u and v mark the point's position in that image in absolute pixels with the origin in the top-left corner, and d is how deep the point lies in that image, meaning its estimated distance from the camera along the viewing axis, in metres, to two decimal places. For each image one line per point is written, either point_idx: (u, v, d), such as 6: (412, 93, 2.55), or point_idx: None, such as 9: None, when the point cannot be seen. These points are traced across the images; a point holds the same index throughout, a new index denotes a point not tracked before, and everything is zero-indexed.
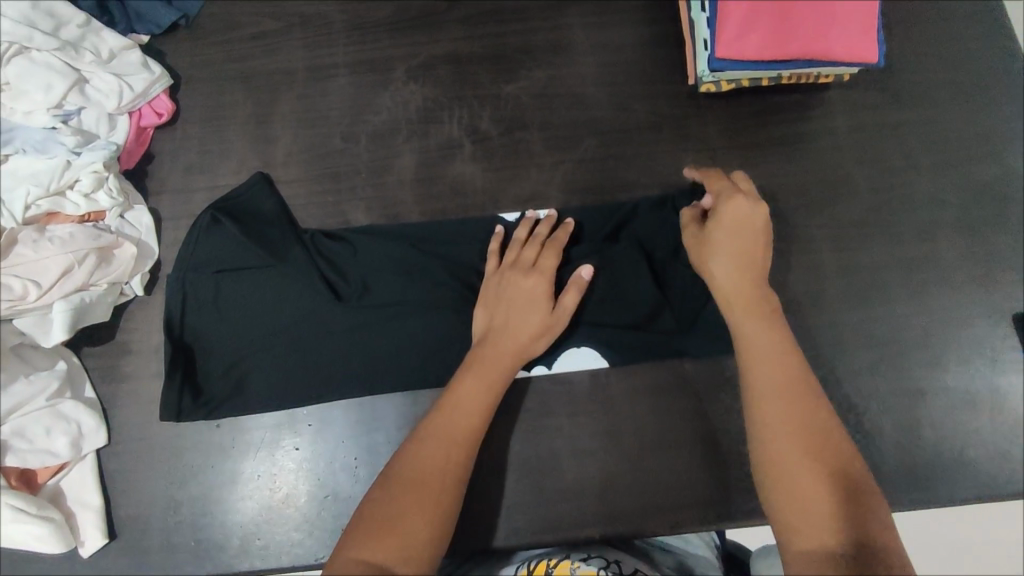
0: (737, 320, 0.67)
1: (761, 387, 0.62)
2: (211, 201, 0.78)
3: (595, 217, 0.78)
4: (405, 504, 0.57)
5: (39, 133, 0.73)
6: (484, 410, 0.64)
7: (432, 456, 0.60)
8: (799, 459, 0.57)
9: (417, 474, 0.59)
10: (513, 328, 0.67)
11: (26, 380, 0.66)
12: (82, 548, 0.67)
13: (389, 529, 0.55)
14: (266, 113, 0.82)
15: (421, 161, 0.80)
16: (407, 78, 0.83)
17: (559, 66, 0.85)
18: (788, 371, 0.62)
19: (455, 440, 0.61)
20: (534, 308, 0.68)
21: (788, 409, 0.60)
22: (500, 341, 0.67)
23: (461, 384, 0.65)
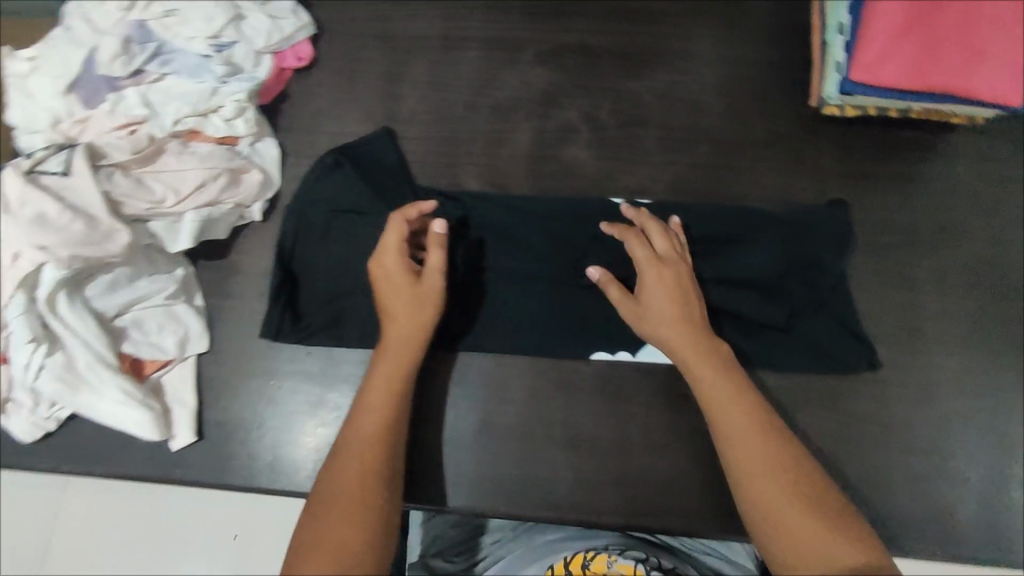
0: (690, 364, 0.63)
1: (713, 402, 0.60)
2: (335, 146, 0.83)
3: (696, 219, 0.79)
4: (323, 515, 0.56)
5: (194, 58, 0.79)
6: (394, 422, 0.63)
7: (366, 474, 0.59)
8: (773, 466, 0.55)
9: (336, 490, 0.57)
10: (400, 326, 0.67)
11: (149, 279, 0.72)
12: (172, 442, 0.71)
13: (333, 533, 0.54)
14: (398, 72, 0.86)
15: (537, 140, 0.83)
16: (534, 60, 0.87)
17: (681, 70, 0.86)
18: (748, 415, 0.59)
19: (352, 441, 0.61)
20: (411, 299, 0.67)
21: (756, 415, 0.59)
22: (396, 345, 0.66)
23: (366, 396, 0.64)
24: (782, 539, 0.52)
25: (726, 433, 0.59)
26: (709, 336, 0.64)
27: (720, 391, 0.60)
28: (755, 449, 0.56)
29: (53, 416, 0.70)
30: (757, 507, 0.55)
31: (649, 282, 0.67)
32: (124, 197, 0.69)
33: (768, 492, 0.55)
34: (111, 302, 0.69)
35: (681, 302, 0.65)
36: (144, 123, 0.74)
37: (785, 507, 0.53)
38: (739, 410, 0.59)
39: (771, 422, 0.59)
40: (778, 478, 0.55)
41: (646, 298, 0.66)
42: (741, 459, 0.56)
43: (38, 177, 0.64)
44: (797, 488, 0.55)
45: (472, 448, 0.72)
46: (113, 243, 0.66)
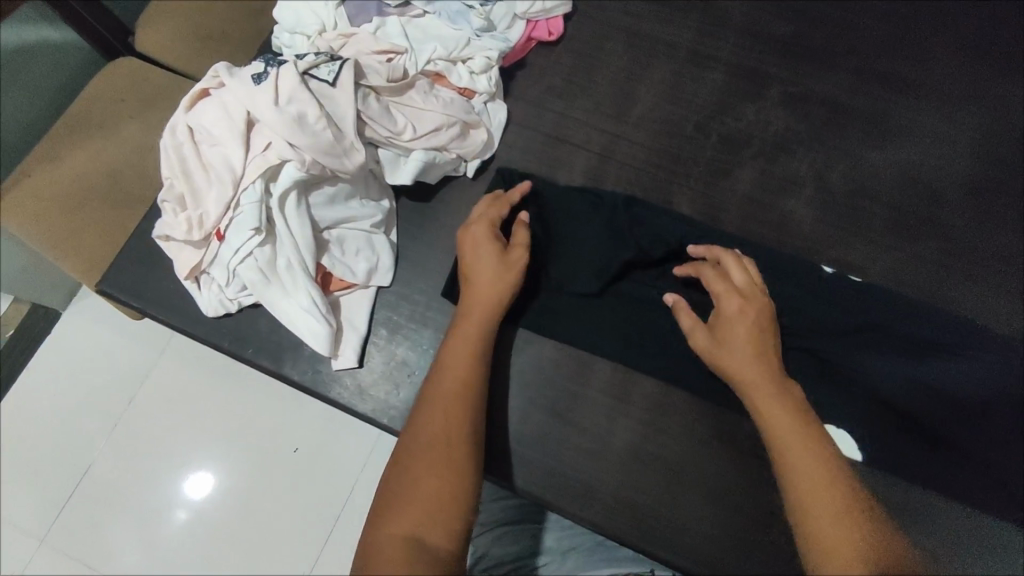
0: (760, 394, 0.61)
1: (776, 435, 0.58)
2: (558, 127, 0.82)
3: (922, 316, 0.72)
4: (430, 468, 0.54)
5: (458, 6, 0.80)
6: (469, 401, 0.60)
7: (423, 432, 0.57)
8: (829, 509, 0.52)
9: (431, 437, 0.57)
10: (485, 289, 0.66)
11: (360, 202, 0.73)
12: (334, 361, 0.72)
13: (409, 499, 0.52)
14: (638, 73, 0.84)
15: (759, 182, 0.80)
16: (778, 100, 0.83)
17: (934, 155, 0.80)
18: (814, 445, 0.57)
19: (452, 417, 0.58)
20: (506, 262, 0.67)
21: (796, 443, 0.57)
22: (478, 306, 0.65)
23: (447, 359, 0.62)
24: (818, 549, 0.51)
25: (787, 469, 0.56)
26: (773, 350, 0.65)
27: (751, 371, 0.62)
28: (807, 468, 0.55)
29: (238, 300, 0.73)
30: (803, 523, 0.53)
31: (724, 321, 0.66)
32: (370, 119, 0.70)
33: (814, 486, 0.54)
34: (325, 215, 0.71)
35: (760, 337, 0.64)
36: (403, 54, 0.75)
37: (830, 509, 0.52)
38: (802, 438, 0.57)
39: (807, 423, 0.59)
40: (816, 500, 0.53)
41: (731, 335, 0.64)
42: (787, 446, 0.57)
43: (307, 79, 0.67)
44: (831, 484, 0.54)
45: (616, 469, 0.69)
46: (349, 160, 0.68)
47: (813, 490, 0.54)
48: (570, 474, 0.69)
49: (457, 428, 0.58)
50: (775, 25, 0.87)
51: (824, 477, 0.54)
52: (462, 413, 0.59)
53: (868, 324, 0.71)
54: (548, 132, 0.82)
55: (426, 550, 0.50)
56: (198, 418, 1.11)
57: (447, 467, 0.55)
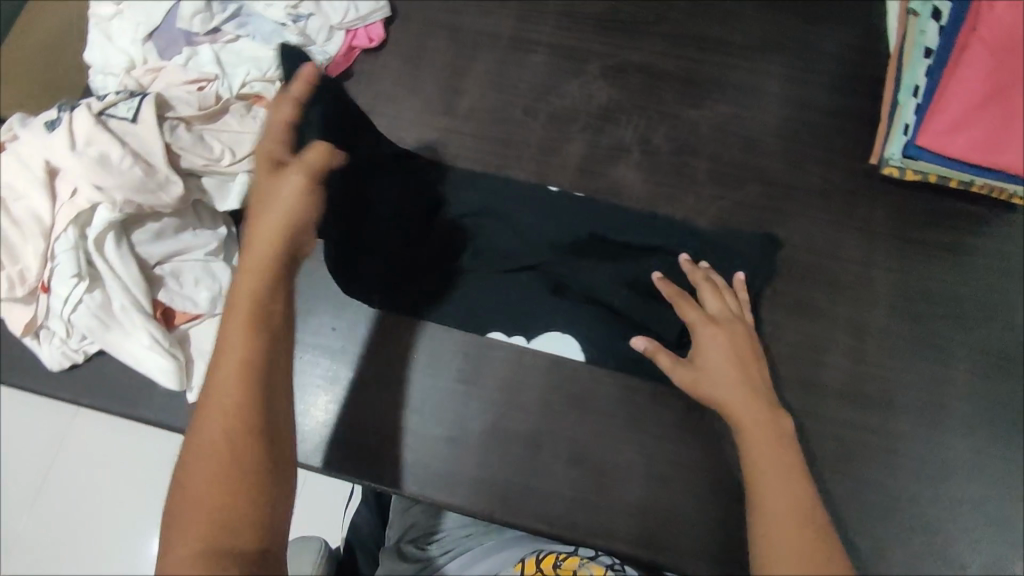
0: (744, 424, 0.62)
1: (759, 463, 0.59)
2: (390, 130, 0.84)
3: (738, 260, 0.78)
4: (209, 464, 0.51)
5: (270, 25, 0.81)
6: (243, 383, 0.55)
7: (207, 421, 0.53)
8: (796, 541, 0.53)
9: (207, 435, 0.53)
10: (263, 247, 0.60)
11: (193, 233, 0.74)
12: (188, 393, 0.73)
13: (188, 499, 0.50)
14: (462, 66, 0.87)
15: (589, 154, 0.83)
16: (598, 74, 0.86)
17: (745, 107, 0.85)
18: (791, 470, 0.58)
19: (227, 401, 0.54)
20: (299, 201, 0.62)
21: (780, 473, 0.58)
22: (242, 292, 0.59)
23: (227, 337, 0.57)
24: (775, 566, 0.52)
25: (764, 501, 0.56)
26: (750, 376, 0.66)
27: (738, 398, 0.64)
28: (781, 499, 0.56)
29: (81, 350, 0.72)
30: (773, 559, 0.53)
31: (711, 351, 0.67)
32: (182, 149, 0.70)
33: (786, 507, 0.55)
34: (154, 250, 0.71)
35: (743, 366, 0.66)
36: (214, 81, 0.76)
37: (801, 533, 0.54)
38: (782, 465, 0.58)
39: (786, 451, 0.60)
40: (788, 536, 0.53)
41: (709, 360, 0.67)
42: (768, 471, 0.58)
43: (105, 119, 0.66)
44: (807, 510, 0.55)
45: (478, 451, 0.71)
46: (166, 194, 0.68)
47: (783, 522, 0.54)
48: (433, 465, 0.71)
49: (234, 405, 0.54)
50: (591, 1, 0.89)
51: (798, 505, 0.55)
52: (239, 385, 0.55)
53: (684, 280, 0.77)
54: (381, 137, 0.84)
55: (222, 552, 0.48)
56: (126, 475, 1.00)
57: (245, 455, 0.52)
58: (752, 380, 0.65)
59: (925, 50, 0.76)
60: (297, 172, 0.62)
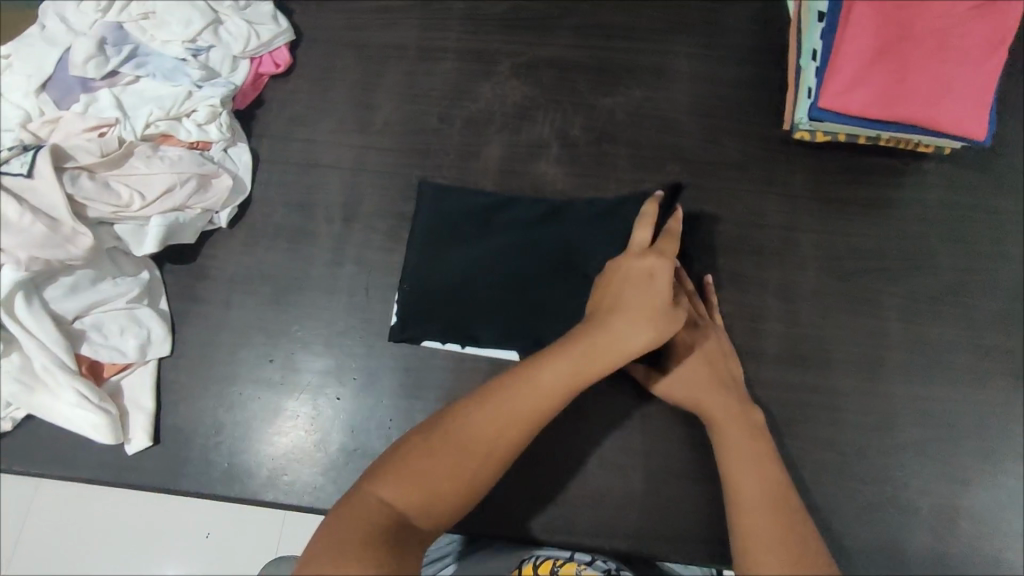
0: (717, 416, 0.64)
1: (733, 447, 0.61)
2: (308, 154, 0.83)
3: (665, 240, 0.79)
4: (438, 461, 0.52)
5: (170, 62, 0.79)
6: (573, 386, 0.57)
7: (487, 416, 0.54)
8: (773, 516, 0.55)
9: (472, 441, 0.53)
10: (633, 316, 0.61)
11: (113, 282, 0.72)
12: (127, 445, 0.71)
13: (418, 470, 0.51)
14: (373, 81, 0.86)
15: (509, 154, 0.83)
16: (510, 73, 0.86)
17: (658, 88, 0.86)
18: (761, 453, 0.60)
19: (513, 430, 0.54)
20: (649, 306, 0.62)
21: (752, 455, 0.60)
22: (609, 337, 0.59)
23: (540, 370, 0.56)
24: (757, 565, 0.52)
25: (737, 481, 0.58)
26: (726, 383, 0.67)
27: (712, 404, 0.65)
28: (753, 477, 0.58)
29: (7, 417, 0.70)
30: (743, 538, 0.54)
31: (687, 354, 0.69)
32: (87, 198, 0.69)
33: (764, 508, 0.56)
34: (71, 304, 0.70)
35: (715, 368, 0.68)
36: (116, 125, 0.75)
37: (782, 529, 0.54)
38: (752, 447, 0.61)
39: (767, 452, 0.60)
40: (760, 515, 0.55)
41: (682, 363, 0.69)
42: (738, 456, 0.60)
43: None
44: (788, 509, 0.56)
45: None
46: (75, 246, 0.67)
47: (754, 498, 0.56)
48: None
49: (510, 436, 0.54)
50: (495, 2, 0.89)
51: (774, 485, 0.58)
52: (530, 425, 0.55)
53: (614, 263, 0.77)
54: (299, 161, 0.83)
55: (404, 525, 0.49)
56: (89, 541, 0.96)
57: (476, 468, 0.53)
58: (727, 387, 0.67)
59: (816, 13, 0.78)
60: (651, 255, 0.65)
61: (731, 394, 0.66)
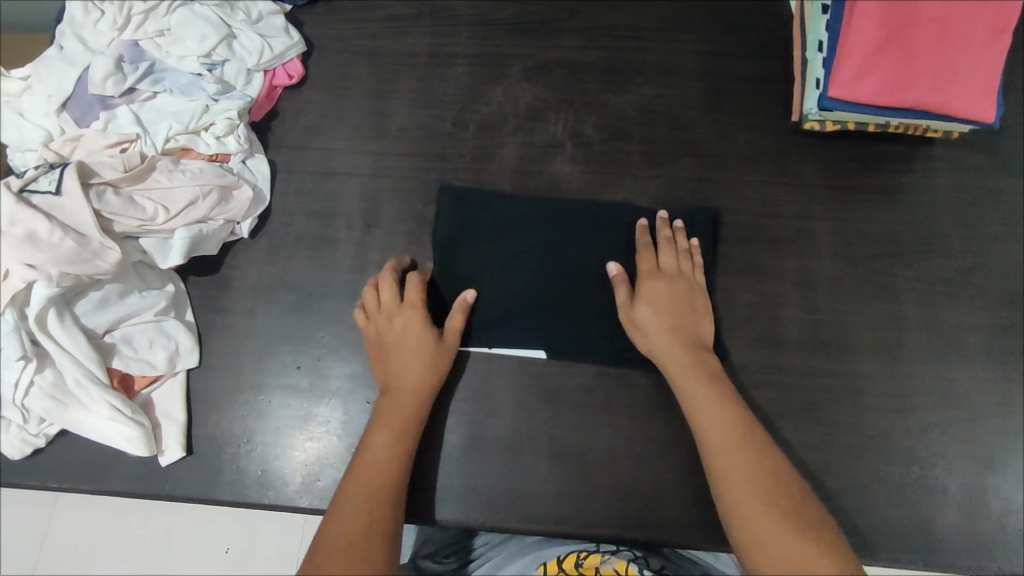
0: (682, 379, 0.68)
1: (699, 413, 0.66)
2: (324, 163, 0.84)
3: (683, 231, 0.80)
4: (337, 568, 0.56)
5: (186, 77, 0.81)
6: (404, 449, 0.67)
7: (369, 459, 0.65)
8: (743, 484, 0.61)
9: (350, 540, 0.59)
10: (414, 364, 0.70)
11: (139, 295, 0.73)
12: (161, 457, 0.72)
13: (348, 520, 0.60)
14: (386, 90, 0.88)
15: (523, 155, 0.84)
16: (521, 75, 0.88)
17: (666, 85, 0.87)
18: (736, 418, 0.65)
19: (366, 518, 0.61)
20: (425, 350, 0.71)
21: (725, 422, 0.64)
22: (405, 371, 0.70)
23: (383, 405, 0.69)
24: (754, 538, 0.58)
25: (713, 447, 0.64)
26: (671, 323, 0.71)
27: (681, 376, 0.69)
28: (730, 448, 0.63)
29: (41, 433, 0.70)
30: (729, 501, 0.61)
31: (659, 303, 0.72)
32: (113, 214, 0.70)
33: (735, 476, 0.61)
34: (101, 318, 0.71)
35: (681, 322, 0.72)
36: (136, 141, 0.76)
37: (756, 500, 0.60)
38: (720, 410, 0.65)
39: (732, 423, 0.64)
40: (739, 483, 0.61)
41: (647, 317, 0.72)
42: (704, 423, 0.65)
43: (28, 195, 0.66)
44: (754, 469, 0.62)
45: (460, 461, 0.73)
46: (103, 260, 0.68)
47: (729, 465, 0.62)
48: (420, 483, 0.72)
49: (377, 525, 0.60)
50: (502, 7, 0.91)
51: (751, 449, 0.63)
52: (383, 513, 0.62)
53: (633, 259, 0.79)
54: (316, 171, 0.84)
55: None
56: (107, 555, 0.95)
57: (365, 568, 0.57)
58: (682, 329, 0.71)
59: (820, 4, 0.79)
60: (406, 306, 0.73)
61: (675, 343, 0.70)
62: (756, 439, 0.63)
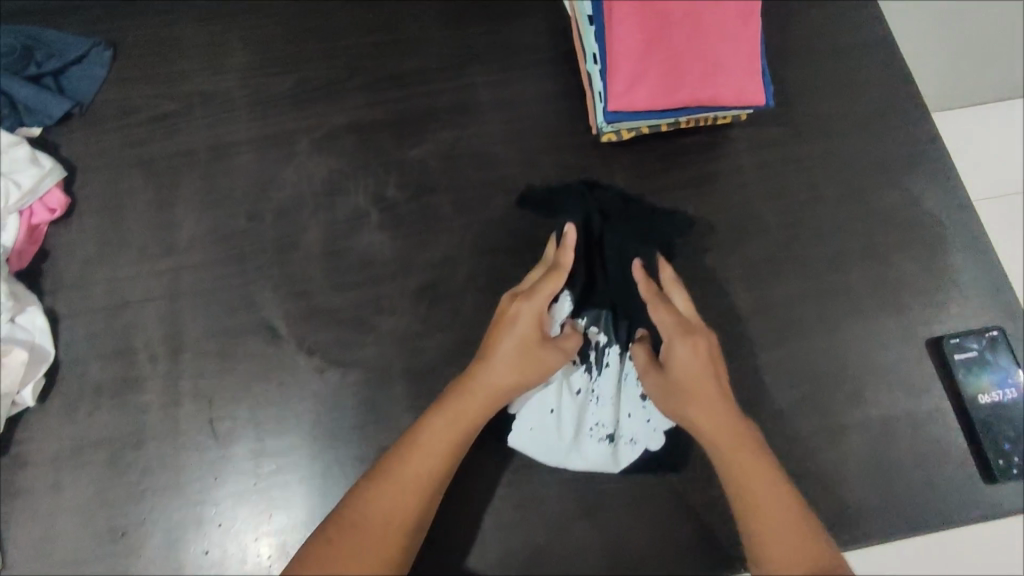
0: (711, 433, 0.66)
1: (716, 439, 0.66)
2: (111, 296, 0.76)
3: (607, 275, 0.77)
4: (344, 547, 0.59)
5: None
6: (462, 435, 0.65)
7: (386, 500, 0.61)
8: (767, 504, 0.62)
9: (376, 513, 0.60)
10: (498, 372, 0.67)
11: None
12: None
13: (352, 564, 0.58)
14: (167, 197, 0.80)
15: (328, 234, 0.78)
16: (310, 149, 0.82)
17: (464, 124, 0.84)
18: (753, 442, 0.65)
19: (407, 495, 0.62)
20: (515, 339, 0.68)
21: (745, 446, 0.65)
22: (449, 413, 0.65)
23: (437, 426, 0.65)
24: (771, 546, 0.60)
25: (734, 469, 0.64)
26: (722, 381, 0.69)
27: (714, 427, 0.66)
28: (751, 469, 0.63)
29: None
30: (754, 523, 0.62)
31: (682, 372, 0.69)
32: None
33: (759, 497, 0.62)
34: None
35: (706, 369, 0.68)
36: None
37: (790, 530, 0.60)
38: (739, 441, 0.65)
39: (757, 449, 0.65)
40: (760, 498, 0.62)
41: (672, 364, 0.69)
42: (728, 457, 0.64)
43: None
44: (779, 488, 0.62)
45: None
46: None
47: (755, 486, 0.63)
48: None
49: (420, 512, 0.62)
50: (276, 79, 0.84)
51: (769, 470, 0.64)
52: (429, 496, 0.63)
53: (455, 321, 0.75)
54: (104, 306, 0.75)
55: None
56: None
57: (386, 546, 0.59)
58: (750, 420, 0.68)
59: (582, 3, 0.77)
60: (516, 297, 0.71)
61: (726, 412, 0.66)
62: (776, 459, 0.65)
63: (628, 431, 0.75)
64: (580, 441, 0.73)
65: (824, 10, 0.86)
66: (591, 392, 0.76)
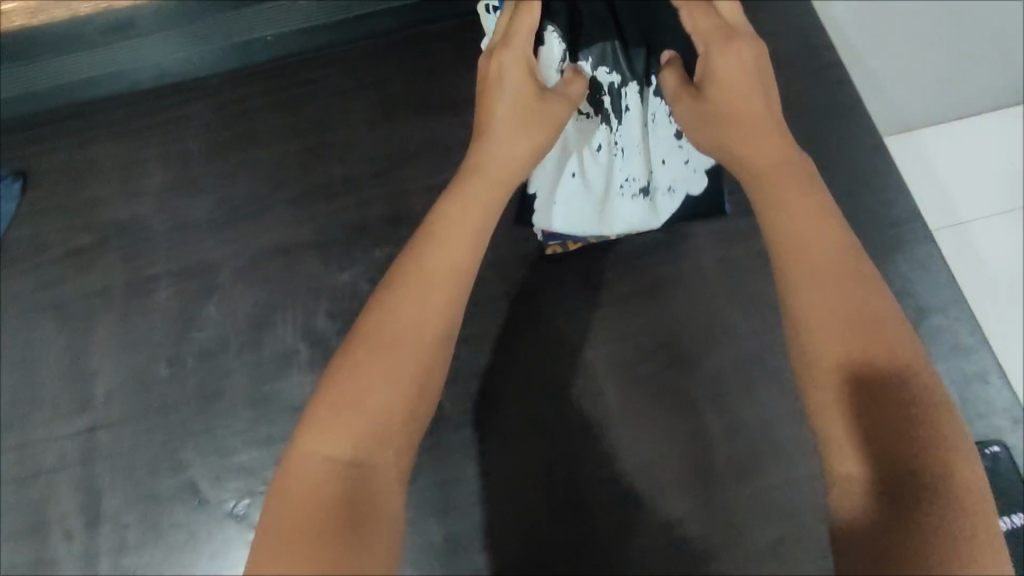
0: (774, 223, 0.39)
1: (807, 262, 0.36)
2: (23, 363, 0.72)
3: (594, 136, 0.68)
4: (308, 484, 0.33)
5: None
6: (460, 267, 0.40)
7: (401, 322, 0.38)
8: (850, 318, 0.34)
9: (352, 399, 0.35)
10: (508, 151, 0.47)
11: None
12: None
13: (364, 407, 0.35)
14: (84, 255, 0.75)
15: (245, 304, 0.72)
16: (235, 207, 0.76)
17: (399, 182, 0.76)
18: (839, 237, 0.37)
19: (387, 347, 0.37)
20: (522, 122, 0.47)
21: (833, 254, 0.36)
22: (420, 270, 0.39)
23: (414, 255, 0.40)
24: (956, 482, 0.30)
25: (825, 317, 0.35)
26: (775, 114, 0.45)
27: (791, 232, 0.37)
28: (829, 280, 0.35)
29: None
30: (828, 356, 0.34)
31: (722, 94, 0.45)
32: None
33: (851, 295, 0.35)
34: None
35: (771, 141, 0.42)
36: None
37: (875, 338, 0.34)
38: (803, 198, 0.39)
39: (836, 229, 0.38)
40: (855, 326, 0.34)
41: (728, 132, 0.44)
42: (801, 257, 0.36)
43: None
44: (843, 260, 0.36)
45: None
46: None
47: (859, 339, 0.34)
48: None
49: (424, 338, 0.38)
50: (207, 131, 0.79)
51: (853, 278, 0.36)
52: (435, 335, 0.38)
53: None
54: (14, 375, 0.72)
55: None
56: None
57: (373, 472, 0.34)
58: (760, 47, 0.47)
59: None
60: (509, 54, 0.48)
61: (794, 158, 0.42)
62: (859, 247, 0.38)
63: (664, 176, 0.65)
64: (609, 207, 0.66)
65: (803, 79, 0.79)
66: (615, 144, 0.60)
